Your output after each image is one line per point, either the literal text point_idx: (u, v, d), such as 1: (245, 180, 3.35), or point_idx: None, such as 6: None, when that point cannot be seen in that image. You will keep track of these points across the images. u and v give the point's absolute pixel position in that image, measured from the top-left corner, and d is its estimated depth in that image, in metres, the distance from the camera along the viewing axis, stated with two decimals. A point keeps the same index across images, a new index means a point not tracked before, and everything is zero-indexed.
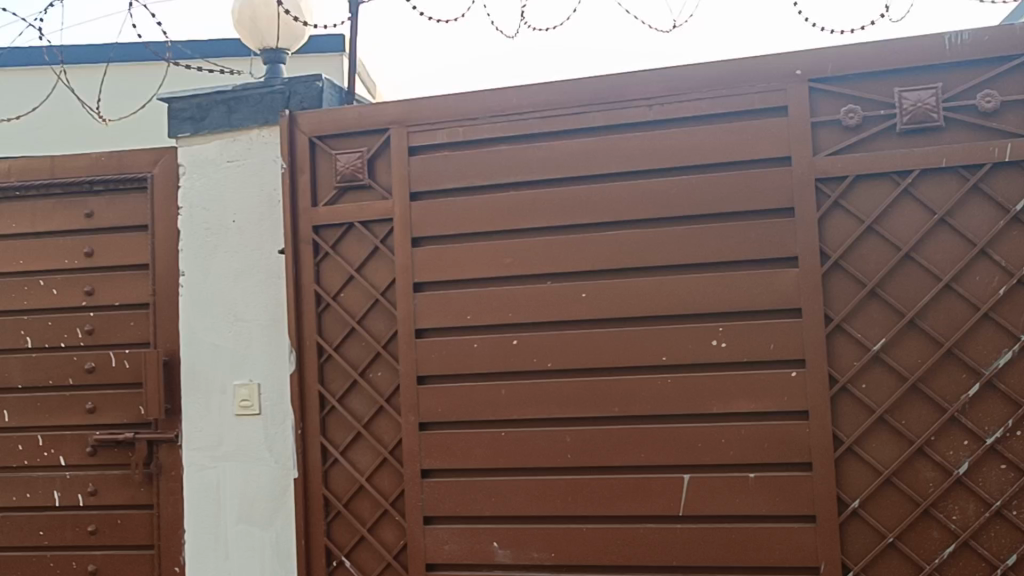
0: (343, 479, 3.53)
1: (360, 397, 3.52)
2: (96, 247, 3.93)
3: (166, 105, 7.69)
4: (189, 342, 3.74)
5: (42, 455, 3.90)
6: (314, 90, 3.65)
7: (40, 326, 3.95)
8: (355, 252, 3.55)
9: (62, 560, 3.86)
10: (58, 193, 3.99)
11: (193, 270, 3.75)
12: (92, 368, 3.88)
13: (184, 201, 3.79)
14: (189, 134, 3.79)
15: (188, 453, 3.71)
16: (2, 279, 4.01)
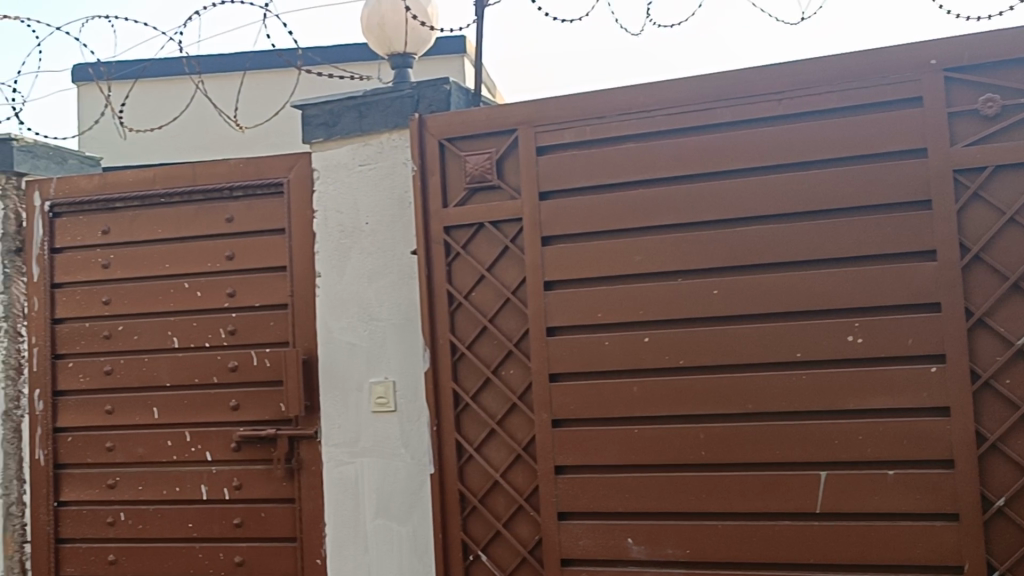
0: (479, 476, 3.59)
1: (493, 394, 3.58)
2: (236, 251, 4.08)
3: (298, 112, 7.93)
4: (326, 341, 3.86)
5: (189, 451, 4.07)
6: (442, 93, 3.71)
7: (186, 326, 4.12)
8: (486, 252, 3.60)
9: (210, 551, 4.03)
10: (200, 199, 4.15)
11: (329, 271, 3.87)
12: (235, 367, 4.03)
13: (320, 205, 3.92)
14: (323, 140, 3.89)
15: (327, 449, 3.83)
16: (149, 283, 4.19)
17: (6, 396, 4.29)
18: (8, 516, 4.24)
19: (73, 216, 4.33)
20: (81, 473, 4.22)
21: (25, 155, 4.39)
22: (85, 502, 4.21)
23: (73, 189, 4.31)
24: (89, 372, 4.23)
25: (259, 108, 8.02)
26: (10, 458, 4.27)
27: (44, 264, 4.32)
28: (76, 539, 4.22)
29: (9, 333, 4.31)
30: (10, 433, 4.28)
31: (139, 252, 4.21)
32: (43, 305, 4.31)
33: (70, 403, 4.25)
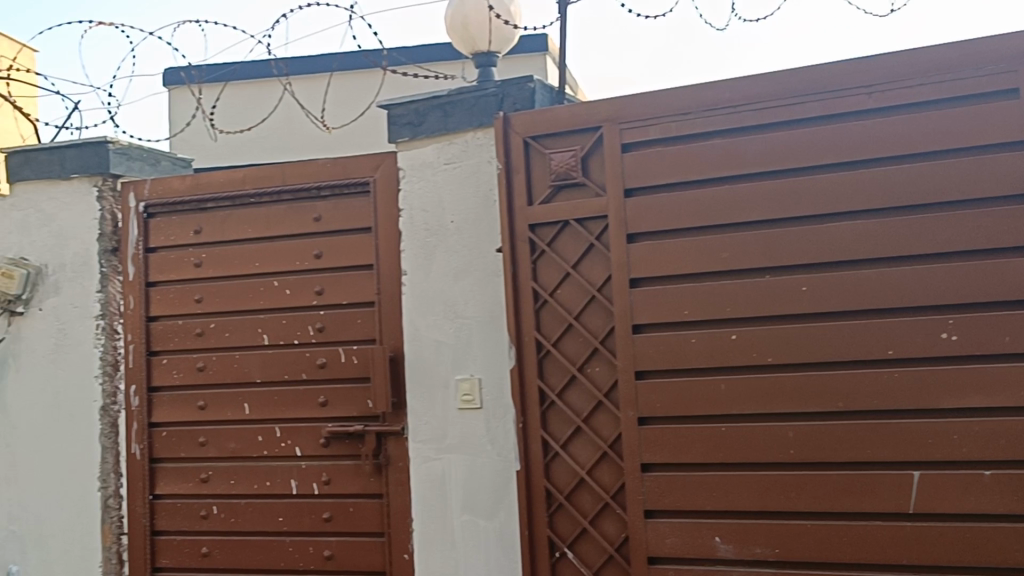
0: (565, 473, 3.59)
1: (578, 392, 3.58)
2: (324, 250, 4.13)
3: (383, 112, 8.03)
4: (412, 339, 3.90)
5: (279, 446, 4.14)
6: (527, 91, 3.73)
7: (276, 324, 4.19)
8: (572, 249, 3.60)
9: (300, 545, 4.10)
10: (289, 199, 4.22)
11: (415, 270, 3.92)
12: (323, 364, 4.09)
13: (405, 204, 3.96)
14: (408, 139, 3.94)
15: (414, 446, 3.88)
16: (240, 281, 4.27)
17: (103, 391, 4.41)
18: (106, 508, 4.37)
19: (166, 216, 4.43)
20: (175, 467, 4.32)
21: (121, 157, 4.50)
22: (179, 495, 4.31)
23: (166, 190, 4.41)
24: (182, 368, 4.33)
25: (345, 109, 8.13)
26: (107, 452, 4.39)
27: (139, 264, 4.43)
28: (170, 531, 4.32)
29: (106, 331, 4.42)
30: (107, 428, 4.40)
31: (230, 251, 4.29)
32: (138, 304, 4.42)
33: (165, 398, 4.35)
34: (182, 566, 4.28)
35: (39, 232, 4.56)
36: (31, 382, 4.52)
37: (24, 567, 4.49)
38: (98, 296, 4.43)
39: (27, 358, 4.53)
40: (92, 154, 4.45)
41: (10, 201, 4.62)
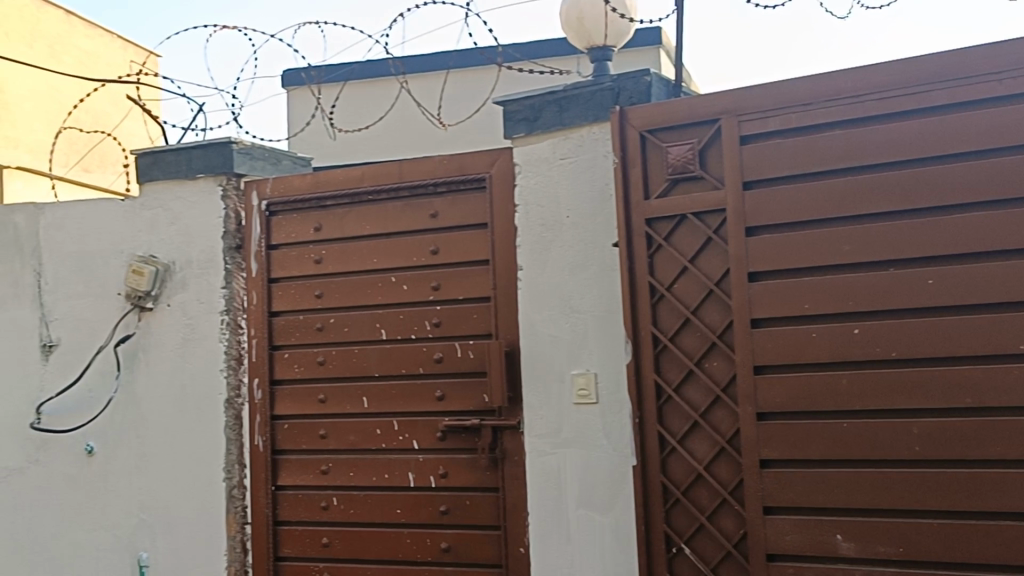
0: (682, 468, 3.57)
1: (696, 387, 3.54)
2: (440, 245, 4.18)
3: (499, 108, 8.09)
4: (528, 334, 3.94)
5: (398, 439, 4.20)
6: (643, 85, 3.71)
7: (394, 319, 4.25)
8: (689, 243, 3.57)
9: (417, 537, 4.16)
10: (406, 196, 4.26)
11: (530, 265, 3.94)
12: (440, 358, 4.13)
13: (521, 199, 3.98)
14: (524, 135, 3.97)
15: (530, 440, 3.91)
16: (359, 277, 4.34)
17: (228, 385, 4.53)
18: (230, 498, 4.49)
19: (287, 214, 4.52)
20: (297, 459, 4.41)
21: (244, 157, 4.62)
22: (301, 486, 4.40)
23: (287, 188, 4.49)
24: (303, 362, 4.42)
25: (462, 106, 8.22)
26: (232, 443, 4.51)
27: (261, 261, 4.54)
28: (292, 521, 4.42)
29: (230, 326, 4.54)
30: (231, 420, 4.52)
31: (349, 247, 4.37)
32: (261, 300, 4.52)
33: (286, 391, 4.45)
34: (303, 556, 4.38)
35: (167, 230, 4.70)
36: (160, 376, 4.68)
37: (154, 554, 4.64)
38: (223, 291, 4.56)
39: (157, 352, 4.69)
40: (217, 154, 4.58)
41: (139, 200, 4.77)
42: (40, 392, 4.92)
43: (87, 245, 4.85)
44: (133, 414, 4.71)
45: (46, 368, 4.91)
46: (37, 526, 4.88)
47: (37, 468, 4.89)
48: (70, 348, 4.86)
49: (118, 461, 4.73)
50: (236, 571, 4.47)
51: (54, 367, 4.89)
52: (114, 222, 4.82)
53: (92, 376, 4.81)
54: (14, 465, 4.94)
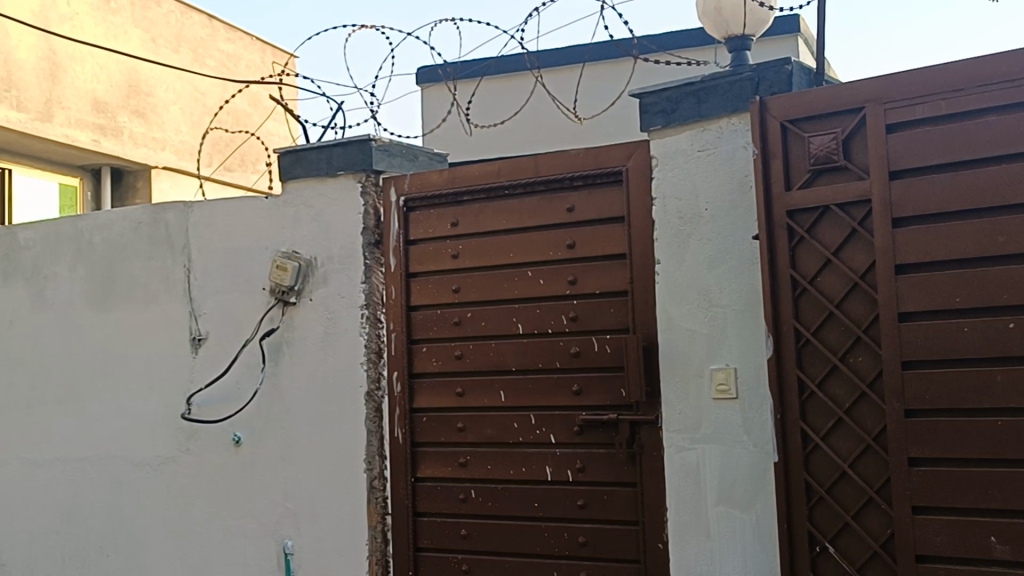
0: (826, 465, 3.48)
1: (840, 383, 3.46)
2: (577, 240, 4.17)
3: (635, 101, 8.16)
4: (666, 328, 3.92)
5: (535, 433, 4.22)
6: (784, 74, 3.63)
7: (531, 314, 4.27)
8: (833, 235, 3.48)
9: (555, 531, 4.17)
10: (542, 190, 4.27)
11: (669, 259, 3.92)
12: (577, 353, 4.14)
13: (658, 192, 3.96)
14: (661, 127, 3.94)
15: (668, 435, 3.90)
16: (495, 271, 4.37)
17: (368, 377, 4.61)
18: (371, 488, 4.57)
19: (424, 210, 4.57)
20: (435, 451, 4.47)
21: (383, 154, 4.69)
22: (440, 478, 4.45)
23: (425, 184, 4.55)
24: (442, 356, 4.48)
25: (598, 100, 8.34)
26: (372, 435, 4.60)
27: (400, 256, 4.60)
28: (431, 513, 4.48)
29: (370, 320, 4.63)
30: (372, 412, 4.61)
31: (486, 242, 4.39)
32: (400, 294, 4.59)
33: (424, 384, 4.51)
34: (442, 547, 4.44)
35: (308, 226, 4.82)
36: (303, 368, 4.80)
37: (299, 542, 4.77)
38: (363, 286, 4.64)
39: (300, 346, 4.81)
40: (357, 152, 4.66)
41: (282, 198, 4.89)
42: (190, 384, 5.10)
43: (233, 242, 5.01)
44: (277, 406, 4.85)
45: (196, 361, 5.09)
46: (188, 513, 5.07)
47: (188, 457, 5.08)
48: (219, 341, 5.03)
49: (264, 452, 4.87)
50: (377, 561, 4.56)
51: (203, 360, 5.07)
52: (258, 220, 4.95)
53: (239, 368, 4.97)
54: (166, 454, 5.14)
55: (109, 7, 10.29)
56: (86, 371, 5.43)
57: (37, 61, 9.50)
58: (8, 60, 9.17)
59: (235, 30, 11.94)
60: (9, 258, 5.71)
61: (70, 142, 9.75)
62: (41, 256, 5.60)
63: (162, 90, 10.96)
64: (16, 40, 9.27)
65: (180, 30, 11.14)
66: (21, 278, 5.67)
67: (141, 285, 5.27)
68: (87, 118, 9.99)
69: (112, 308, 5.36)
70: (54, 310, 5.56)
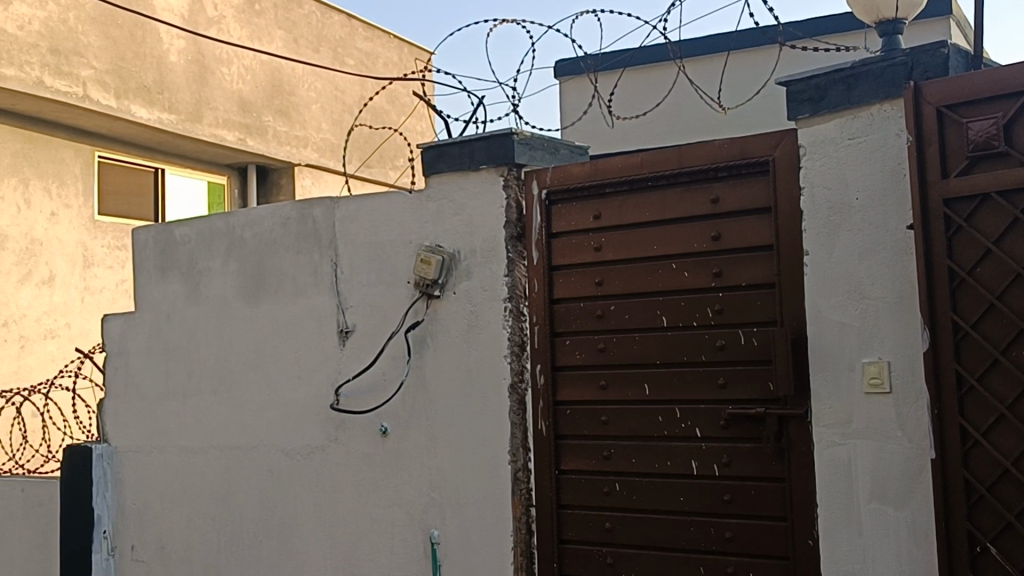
0: (986, 463, 3.35)
1: (1002, 378, 3.33)
2: (722, 232, 4.10)
3: (781, 89, 8.28)
4: (815, 320, 3.85)
5: (680, 427, 4.19)
6: (939, 57, 3.51)
7: (674, 306, 4.23)
8: (992, 224, 3.36)
9: (701, 525, 4.13)
10: (685, 181, 4.22)
11: (818, 249, 3.84)
12: (722, 346, 4.09)
13: (807, 181, 3.88)
14: (808, 116, 3.86)
15: (817, 429, 3.83)
16: (638, 264, 4.34)
17: (512, 369, 4.65)
18: (516, 480, 4.61)
19: (567, 203, 4.56)
20: (579, 443, 4.46)
21: (524, 147, 4.70)
22: (584, 471, 4.45)
23: (567, 177, 4.54)
24: (585, 349, 4.47)
25: (744, 89, 8.51)
26: (516, 427, 4.63)
27: (542, 249, 4.60)
28: (574, 506, 4.48)
29: (513, 313, 4.66)
30: (515, 404, 4.64)
31: (629, 234, 4.37)
32: (542, 287, 4.60)
33: (567, 377, 4.51)
34: (586, 539, 4.43)
35: (451, 220, 4.87)
36: (447, 360, 4.86)
37: (444, 532, 4.84)
38: (506, 279, 4.67)
39: (444, 338, 4.87)
40: (500, 145, 4.67)
41: (426, 192, 4.96)
42: (338, 375, 5.22)
43: (378, 236, 5.10)
44: (422, 397, 4.93)
45: (344, 353, 5.21)
46: (336, 501, 5.19)
47: (337, 446, 5.20)
48: (366, 334, 5.14)
49: (409, 443, 4.96)
50: (522, 552, 4.60)
51: (350, 352, 5.19)
52: (402, 214, 5.03)
53: (385, 360, 5.07)
54: (315, 443, 5.28)
55: (255, 9, 10.59)
56: (239, 362, 5.61)
57: (187, 63, 9.86)
58: (159, 63, 9.56)
59: (373, 29, 12.17)
60: (166, 253, 5.93)
61: (218, 141, 10.09)
62: (196, 251, 5.81)
63: (305, 89, 11.23)
64: (167, 44, 9.65)
65: (321, 30, 11.41)
66: (177, 272, 5.89)
67: (290, 278, 5.43)
68: (234, 118, 10.31)
69: (263, 301, 5.53)
70: (208, 303, 5.76)
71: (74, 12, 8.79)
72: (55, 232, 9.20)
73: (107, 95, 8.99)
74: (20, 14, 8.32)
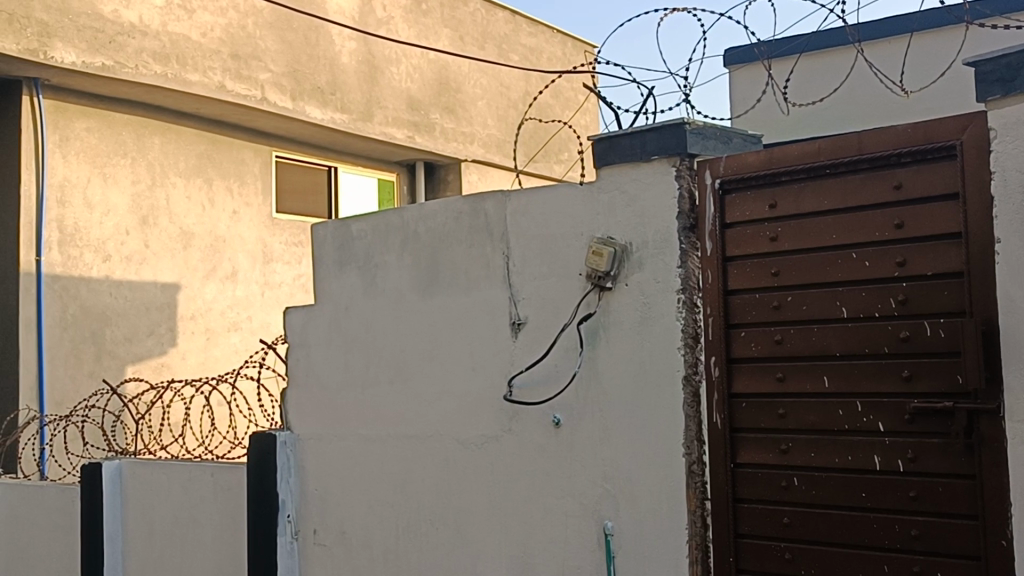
0: None
1: None
2: (906, 220, 3.97)
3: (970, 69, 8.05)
4: (1008, 311, 3.70)
5: (862, 421, 4.08)
6: None
7: (855, 297, 4.11)
8: None
9: (885, 522, 4.01)
10: (865, 168, 4.08)
11: (1010, 237, 3.70)
12: (907, 338, 3.96)
13: (998, 166, 3.74)
14: (999, 97, 3.74)
15: (1010, 425, 3.68)
16: (816, 254, 4.23)
17: (686, 362, 4.61)
18: (690, 473, 4.57)
19: (741, 193, 4.48)
20: (755, 437, 4.39)
21: (697, 137, 4.62)
22: (761, 465, 4.38)
23: (741, 166, 4.46)
24: (762, 341, 4.39)
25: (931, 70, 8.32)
26: (691, 420, 4.59)
27: (716, 239, 4.53)
28: (751, 500, 4.41)
29: (687, 305, 4.61)
30: (690, 397, 4.59)
31: (807, 224, 4.25)
32: (717, 279, 4.53)
33: (744, 369, 4.44)
34: (764, 534, 4.36)
35: (623, 212, 4.85)
36: (620, 351, 4.85)
37: (618, 524, 4.83)
38: (679, 271, 4.63)
39: (617, 329, 4.86)
40: (673, 135, 4.61)
41: (597, 184, 4.95)
42: (511, 366, 5.29)
43: (549, 228, 5.13)
44: (595, 388, 4.94)
45: (517, 345, 5.27)
46: (511, 491, 5.25)
47: (511, 437, 5.26)
48: (538, 326, 5.19)
49: (583, 435, 4.98)
50: (697, 545, 4.55)
51: (523, 344, 5.24)
52: (574, 206, 5.04)
53: (558, 352, 5.11)
54: (489, 434, 5.35)
55: (422, 9, 10.80)
56: (414, 353, 5.73)
57: (358, 64, 10.13)
58: (333, 65, 9.85)
59: (538, 24, 12.25)
60: (344, 247, 6.11)
61: (387, 139, 10.32)
62: (372, 245, 5.96)
63: (472, 86, 11.37)
64: (340, 46, 9.95)
65: (487, 27, 11.54)
66: (355, 266, 6.06)
67: (464, 271, 5.52)
68: (403, 116, 10.54)
69: (437, 293, 5.63)
70: (385, 296, 5.91)
71: (252, 18, 9.16)
72: (237, 229, 9.60)
73: (285, 97, 9.32)
74: (203, 22, 8.76)
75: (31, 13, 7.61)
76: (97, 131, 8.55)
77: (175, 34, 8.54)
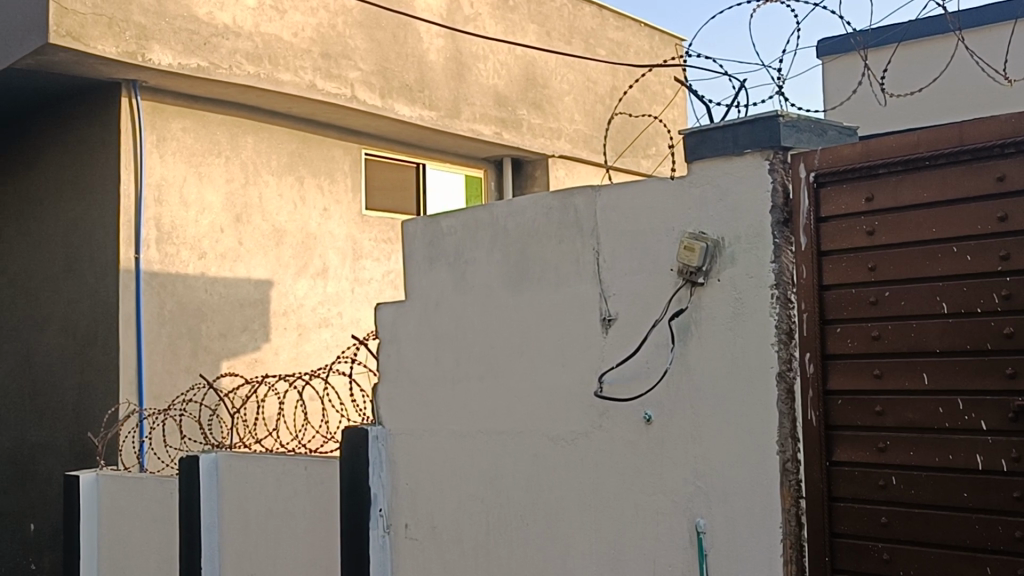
0: None
1: None
2: (1010, 212, 3.86)
3: None
4: None
5: (963, 419, 3.97)
6: None
7: (956, 292, 4.01)
8: None
9: (987, 524, 3.90)
10: (967, 160, 3.98)
11: None
12: (1010, 334, 3.85)
13: None
14: None
15: None
16: (914, 248, 4.12)
17: (780, 358, 4.54)
18: (785, 471, 4.51)
19: (836, 185, 4.39)
20: (852, 434, 4.31)
21: (791, 129, 4.55)
22: (857, 463, 4.29)
23: (837, 158, 4.37)
24: (858, 337, 4.30)
25: None
26: (785, 417, 4.52)
27: (810, 233, 4.44)
28: (847, 499, 4.33)
29: (781, 300, 4.54)
30: (784, 394, 4.53)
31: (905, 217, 4.15)
32: (811, 273, 4.44)
33: (839, 366, 4.36)
34: (860, 533, 4.28)
35: (715, 206, 4.80)
36: (712, 347, 4.80)
37: (710, 522, 4.78)
38: (774, 266, 4.56)
39: (708, 325, 4.81)
40: (765, 128, 4.56)
41: (687, 178, 4.90)
42: (601, 362, 5.28)
43: (640, 223, 5.10)
44: (687, 384, 4.90)
45: (607, 341, 5.25)
46: (601, 487, 5.24)
47: (600, 433, 5.25)
48: (628, 322, 5.16)
49: (674, 431, 4.94)
50: (792, 544, 4.49)
51: (614, 340, 5.22)
52: (665, 201, 5.00)
53: (649, 348, 5.08)
54: (579, 430, 5.35)
55: (508, 5, 10.82)
56: (504, 349, 5.75)
57: (446, 62, 10.19)
58: (421, 62, 9.92)
59: (625, 18, 12.18)
60: (434, 243, 6.15)
61: (475, 135, 10.36)
62: (462, 241, 5.99)
63: (559, 81, 11.35)
64: (427, 43, 10.01)
65: (574, 22, 11.52)
66: (445, 262, 6.10)
67: (554, 267, 5.52)
68: (491, 112, 10.56)
69: (527, 289, 5.64)
70: (474, 291, 5.93)
71: (342, 17, 9.26)
72: (328, 226, 9.73)
73: (374, 95, 9.42)
74: (294, 22, 8.89)
75: (129, 16, 7.82)
76: (193, 131, 8.74)
77: (268, 35, 8.68)
